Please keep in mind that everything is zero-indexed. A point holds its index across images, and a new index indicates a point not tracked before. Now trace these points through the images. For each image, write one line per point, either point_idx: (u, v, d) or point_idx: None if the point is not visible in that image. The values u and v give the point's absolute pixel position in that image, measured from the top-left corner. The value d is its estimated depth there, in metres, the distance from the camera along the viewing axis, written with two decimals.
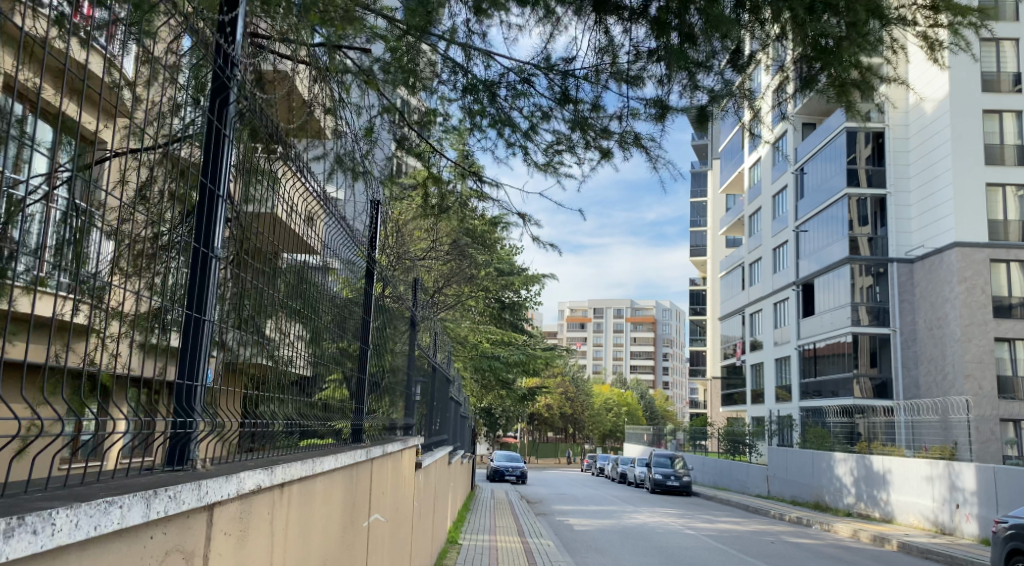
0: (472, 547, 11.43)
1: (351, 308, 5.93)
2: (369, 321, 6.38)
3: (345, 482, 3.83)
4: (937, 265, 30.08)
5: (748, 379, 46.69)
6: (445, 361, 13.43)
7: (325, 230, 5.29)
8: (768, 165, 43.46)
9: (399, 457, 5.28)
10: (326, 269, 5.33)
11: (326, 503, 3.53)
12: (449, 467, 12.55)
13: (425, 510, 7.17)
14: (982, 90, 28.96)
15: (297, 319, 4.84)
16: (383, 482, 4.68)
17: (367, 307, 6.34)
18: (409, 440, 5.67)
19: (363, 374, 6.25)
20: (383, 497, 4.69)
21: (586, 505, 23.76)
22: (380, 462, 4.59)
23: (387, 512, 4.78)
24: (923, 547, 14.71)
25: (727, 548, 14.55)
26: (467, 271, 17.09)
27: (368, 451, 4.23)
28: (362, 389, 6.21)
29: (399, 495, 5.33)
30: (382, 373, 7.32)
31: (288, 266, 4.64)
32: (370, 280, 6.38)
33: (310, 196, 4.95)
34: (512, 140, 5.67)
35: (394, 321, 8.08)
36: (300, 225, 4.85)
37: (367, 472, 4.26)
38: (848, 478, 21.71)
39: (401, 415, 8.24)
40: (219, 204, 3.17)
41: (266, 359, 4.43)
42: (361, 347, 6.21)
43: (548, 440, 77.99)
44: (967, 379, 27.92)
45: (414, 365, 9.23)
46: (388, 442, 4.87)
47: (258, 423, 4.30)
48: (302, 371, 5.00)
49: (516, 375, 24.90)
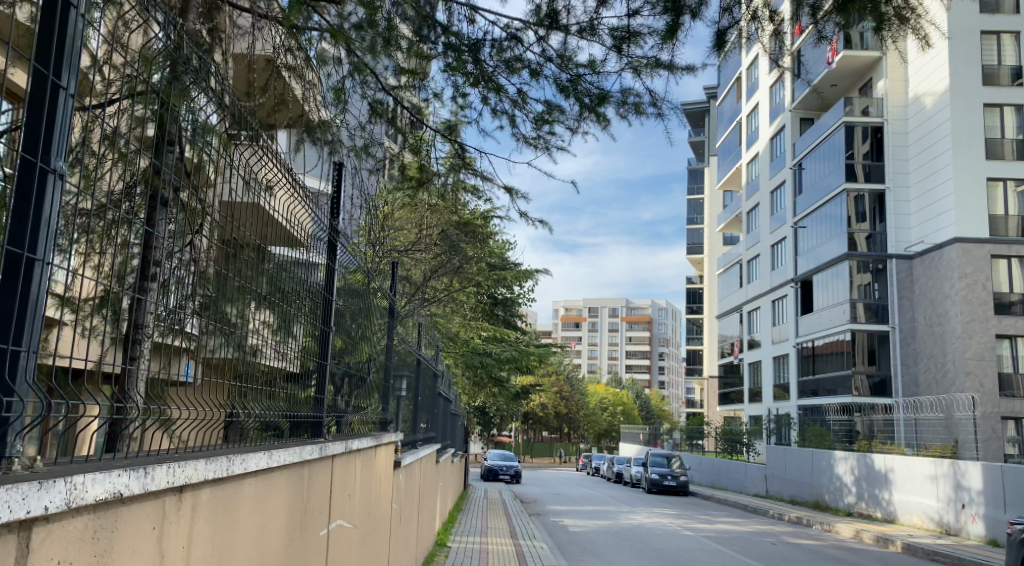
0: (461, 550, 10.97)
1: (316, 286, 5.35)
2: (333, 301, 5.67)
3: (292, 486, 3.33)
4: (937, 261, 29.68)
5: (746, 377, 46.30)
6: (434, 357, 12.95)
7: (286, 201, 4.73)
8: (765, 162, 43.06)
9: (371, 458, 4.79)
10: (290, 247, 4.78)
11: (263, 511, 3.03)
12: (438, 466, 12.04)
13: (408, 514, 6.69)
14: (982, 84, 28.58)
15: (264, 302, 4.40)
16: (348, 485, 4.19)
17: (327, 284, 5.60)
18: (384, 436, 5.19)
19: (326, 359, 5.59)
20: (349, 500, 4.21)
21: (581, 505, 23.24)
22: (344, 461, 4.10)
23: (355, 520, 4.31)
24: (929, 548, 14.28)
25: (726, 550, 14.07)
26: (458, 264, 16.54)
27: (325, 447, 3.74)
28: (325, 376, 5.54)
29: (373, 498, 4.85)
30: (357, 365, 6.80)
31: (247, 244, 4.14)
32: (332, 252, 5.67)
33: (269, 162, 4.46)
34: (498, 108, 5.25)
35: (373, 310, 7.56)
36: (259, 195, 4.33)
37: (325, 470, 3.77)
38: (849, 477, 21.27)
39: (381, 411, 7.72)
40: (64, 101, 2.20)
41: (231, 347, 4.02)
42: (323, 329, 5.53)
43: (543, 439, 77.63)
44: (967, 377, 27.53)
45: (397, 359, 8.73)
46: (355, 437, 4.37)
47: (216, 411, 3.88)
48: (271, 362, 4.59)
49: (510, 373, 24.46)
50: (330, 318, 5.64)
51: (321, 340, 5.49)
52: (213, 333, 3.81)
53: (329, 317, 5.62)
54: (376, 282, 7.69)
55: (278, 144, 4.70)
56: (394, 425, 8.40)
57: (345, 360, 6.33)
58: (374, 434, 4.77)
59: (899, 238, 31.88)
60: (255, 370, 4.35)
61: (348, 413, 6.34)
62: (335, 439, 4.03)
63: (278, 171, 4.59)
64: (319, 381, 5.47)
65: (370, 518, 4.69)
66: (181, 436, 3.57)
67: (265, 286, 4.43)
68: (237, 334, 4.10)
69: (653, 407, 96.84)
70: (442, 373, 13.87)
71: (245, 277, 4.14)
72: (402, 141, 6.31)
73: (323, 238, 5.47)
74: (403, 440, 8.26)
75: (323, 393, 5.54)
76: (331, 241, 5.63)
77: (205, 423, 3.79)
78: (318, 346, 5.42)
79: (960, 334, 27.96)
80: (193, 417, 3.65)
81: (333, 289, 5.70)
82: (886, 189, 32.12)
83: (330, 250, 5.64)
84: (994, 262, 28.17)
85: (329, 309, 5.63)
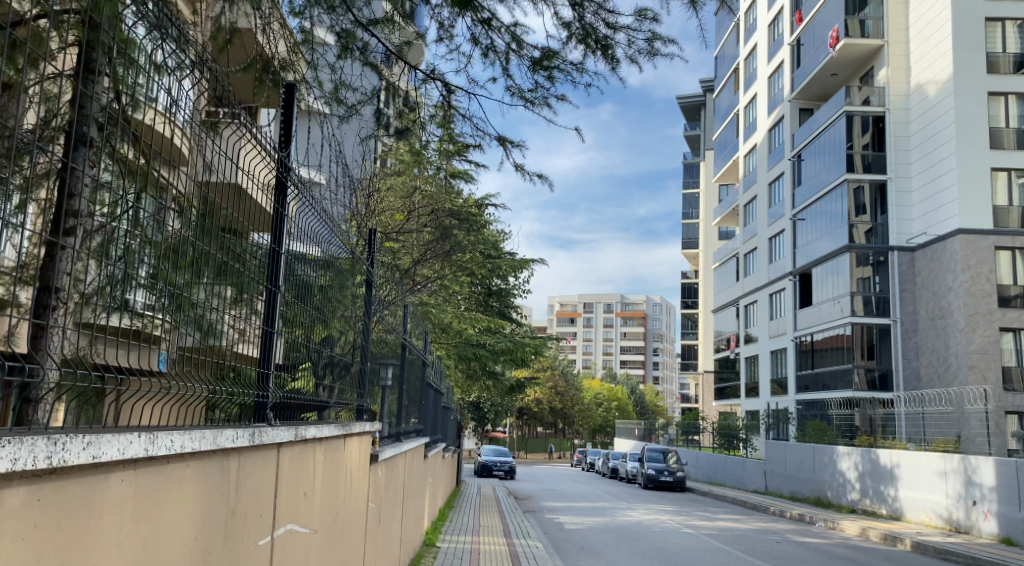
0: (451, 550, 10.36)
1: (265, 238, 4.45)
2: (283, 255, 4.69)
3: (202, 484, 2.63)
4: (939, 252, 29.11)
5: (743, 373, 45.76)
6: (423, 344, 12.32)
7: (231, 140, 3.97)
8: (764, 154, 42.43)
9: (338, 449, 4.15)
10: (241, 198, 4.05)
11: (152, 516, 2.33)
12: (427, 461, 11.38)
13: (389, 514, 6.03)
14: (986, 71, 28.05)
15: (210, 257, 3.66)
16: (301, 479, 3.54)
17: (275, 232, 4.64)
18: (354, 427, 4.54)
19: (274, 326, 4.62)
20: (304, 502, 3.55)
21: (576, 502, 22.57)
22: (293, 455, 3.43)
23: (313, 519, 3.68)
24: (941, 547, 13.67)
25: (728, 549, 13.39)
26: (450, 250, 15.82)
27: (262, 433, 3.06)
28: (273, 345, 4.58)
29: (343, 496, 4.21)
30: (330, 350, 6.12)
31: (187, 190, 3.41)
32: (282, 194, 4.74)
33: (209, 94, 3.69)
34: (495, 56, 4.72)
35: (348, 286, 6.79)
36: (201, 130, 3.60)
37: (264, 464, 3.11)
38: (853, 472, 20.66)
39: (358, 398, 7.01)
40: None
41: (172, 316, 3.34)
42: (271, 289, 4.52)
43: (538, 434, 76.76)
44: (971, 370, 27.02)
45: (377, 343, 7.99)
46: (311, 426, 3.71)
47: (161, 387, 3.25)
48: (226, 338, 3.92)
49: (504, 365, 23.76)
50: (278, 275, 4.60)
51: (271, 298, 4.51)
52: (139, 292, 3.10)
53: (279, 273, 4.60)
54: (352, 253, 6.96)
55: (221, 74, 3.91)
56: (373, 413, 7.68)
57: (316, 341, 5.66)
58: (341, 422, 4.12)
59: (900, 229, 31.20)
60: (211, 347, 3.75)
61: (320, 397, 5.70)
62: (284, 426, 3.38)
63: (223, 106, 3.84)
64: (263, 350, 4.46)
65: (336, 518, 4.05)
66: (118, 413, 3.00)
67: (211, 240, 3.67)
68: (184, 290, 3.41)
69: (648, 402, 96.17)
70: (432, 362, 13.15)
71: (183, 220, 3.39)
72: (377, 82, 5.92)
73: (273, 190, 4.64)
74: (384, 431, 7.55)
75: (269, 365, 4.56)
76: (278, 182, 4.71)
77: (146, 404, 3.16)
78: (264, 313, 4.44)
79: (962, 328, 27.42)
80: (158, 398, 3.23)
81: (283, 241, 4.72)
82: (887, 180, 31.49)
83: (278, 193, 4.74)
84: (998, 253, 27.58)
85: (277, 266, 4.63)
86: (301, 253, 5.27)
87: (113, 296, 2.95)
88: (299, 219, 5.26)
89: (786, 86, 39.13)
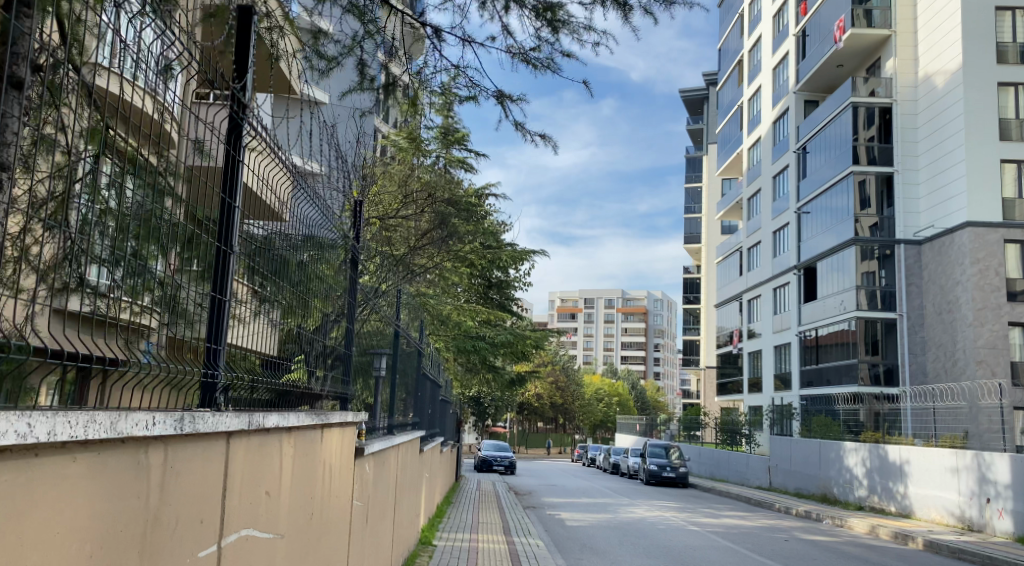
0: (448, 549, 9.94)
1: (215, 190, 3.62)
2: (238, 211, 3.84)
3: (99, 484, 2.08)
4: (947, 246, 28.62)
5: (746, 368, 45.30)
6: (418, 334, 11.85)
7: (186, 85, 3.32)
8: (768, 146, 41.84)
9: (310, 440, 3.72)
10: (201, 157, 3.46)
11: (19, 529, 1.75)
12: (422, 456, 10.99)
13: (377, 510, 5.65)
14: (996, 62, 27.53)
15: (167, 218, 3.13)
16: (260, 476, 3.08)
17: (225, 183, 3.78)
18: (332, 417, 4.08)
19: (226, 295, 3.75)
20: (260, 507, 3.08)
21: (577, 497, 22.11)
22: (247, 447, 2.97)
23: (278, 521, 3.26)
24: (955, 546, 13.21)
25: (735, 547, 12.93)
26: (446, 239, 15.24)
27: (197, 418, 2.55)
28: (222, 316, 3.71)
29: (317, 493, 3.79)
30: (317, 339, 5.66)
31: (141, 150, 2.90)
32: (235, 139, 3.89)
33: (164, 29, 3.10)
34: (493, 7, 4.28)
35: (334, 264, 6.18)
36: (151, 68, 3.01)
37: (202, 458, 2.62)
38: (860, 469, 20.21)
39: (343, 384, 6.42)
40: None
41: (121, 292, 2.86)
42: (220, 248, 3.70)
43: (539, 430, 76.36)
44: (979, 366, 26.57)
45: (367, 328, 7.47)
46: (273, 416, 3.24)
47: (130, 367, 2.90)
48: (179, 317, 3.34)
49: (504, 358, 23.35)
50: (232, 234, 3.77)
51: (220, 258, 3.70)
52: (87, 263, 2.66)
53: (232, 231, 3.77)
54: (338, 235, 6.35)
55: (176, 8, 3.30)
56: (361, 405, 7.18)
57: (301, 324, 5.21)
58: (312, 409, 3.69)
59: (907, 222, 30.72)
60: (179, 327, 3.35)
61: (301, 384, 5.16)
62: (238, 414, 2.90)
63: (174, 44, 3.18)
64: (211, 321, 3.64)
65: (308, 519, 3.63)
66: (106, 396, 2.82)
67: (170, 204, 3.15)
68: (140, 258, 2.96)
69: (649, 398, 95.73)
70: (429, 354, 12.64)
71: (129, 177, 2.86)
72: (358, 27, 5.60)
73: (229, 138, 3.86)
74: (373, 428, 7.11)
75: (222, 337, 3.74)
76: (232, 125, 3.87)
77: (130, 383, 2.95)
78: (213, 277, 3.65)
79: (971, 322, 26.96)
80: (136, 383, 2.98)
81: (237, 193, 3.85)
82: (894, 172, 30.97)
83: (231, 134, 3.90)
84: (1007, 246, 27.10)
85: (230, 224, 3.77)
86: (267, 223, 4.45)
87: (72, 274, 2.59)
88: (268, 182, 4.47)
89: (791, 78, 38.62)
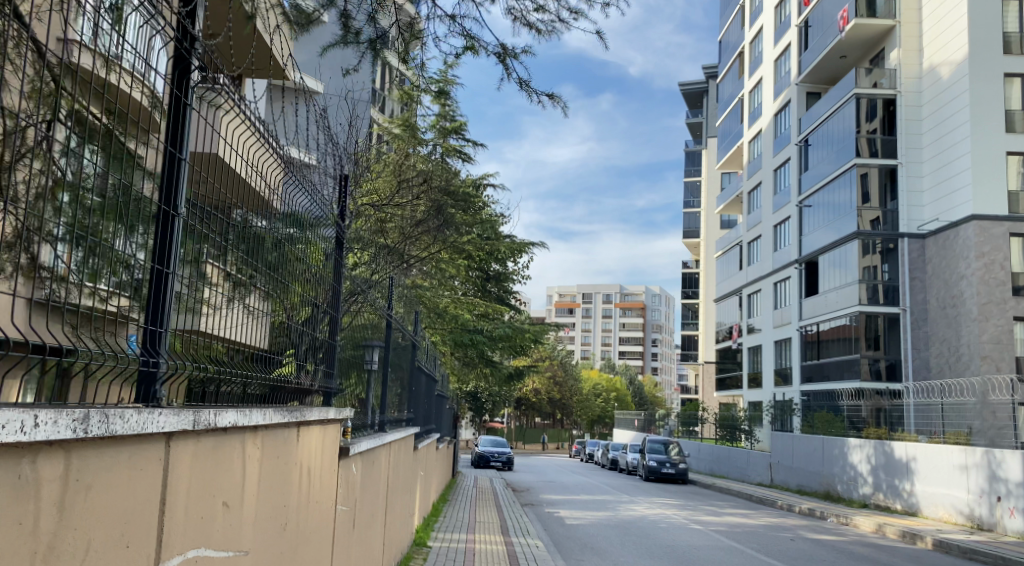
0: (443, 551, 9.54)
1: (159, 140, 3.03)
2: (188, 164, 3.23)
3: None
4: (952, 239, 28.24)
5: (745, 363, 44.95)
6: (413, 326, 11.39)
7: (141, 29, 2.85)
8: (769, 139, 41.38)
9: (281, 441, 3.31)
10: (148, 110, 2.93)
11: None
12: (417, 452, 10.57)
13: (367, 515, 5.33)
14: (1003, 52, 27.14)
15: (116, 187, 2.72)
16: (212, 485, 2.66)
17: (173, 134, 3.17)
18: (308, 416, 3.65)
19: (169, 267, 3.12)
20: (208, 522, 2.63)
21: (576, 494, 21.71)
22: (190, 454, 2.53)
23: (239, 537, 2.86)
24: (966, 546, 12.83)
25: (739, 547, 12.54)
26: (443, 228, 14.71)
27: (111, 416, 2.09)
28: (163, 294, 3.08)
29: (292, 499, 3.41)
30: (306, 331, 5.25)
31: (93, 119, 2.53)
32: (182, 80, 3.27)
33: None
34: None
35: (323, 250, 5.69)
36: (88, 6, 2.56)
37: (120, 470, 2.15)
38: (865, 465, 19.85)
39: (327, 371, 5.86)
40: None
41: (67, 270, 2.47)
42: (162, 209, 3.06)
43: (536, 426, 75.90)
44: (984, 361, 26.23)
45: (356, 317, 6.96)
46: (224, 414, 2.74)
47: (112, 357, 2.77)
48: (129, 292, 2.86)
49: (502, 352, 22.91)
50: (179, 196, 3.15)
51: (164, 221, 3.07)
52: (41, 242, 2.36)
53: (179, 191, 3.15)
54: (329, 215, 5.85)
55: None
56: (352, 400, 6.79)
57: (285, 311, 4.75)
58: (282, 407, 3.27)
59: (911, 216, 30.26)
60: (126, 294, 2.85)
61: (290, 379, 4.79)
62: (174, 413, 2.41)
63: None
64: (151, 302, 3.03)
65: (280, 530, 3.24)
66: (83, 393, 2.61)
67: (120, 170, 2.75)
68: (92, 236, 2.59)
69: (648, 394, 95.35)
70: (424, 346, 12.19)
71: (82, 144, 2.52)
72: None
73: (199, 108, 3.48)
74: (362, 425, 6.68)
75: (165, 318, 3.11)
76: (178, 60, 3.23)
77: (108, 375, 2.78)
78: (158, 242, 3.05)
79: (976, 317, 26.63)
80: (112, 372, 2.79)
81: (186, 146, 3.24)
82: (898, 165, 30.52)
83: (175, 72, 3.24)
84: (1013, 240, 26.73)
85: (174, 182, 3.12)
86: (244, 201, 3.95)
87: (27, 253, 2.31)
88: (249, 160, 4.04)
89: (793, 69, 38.20)
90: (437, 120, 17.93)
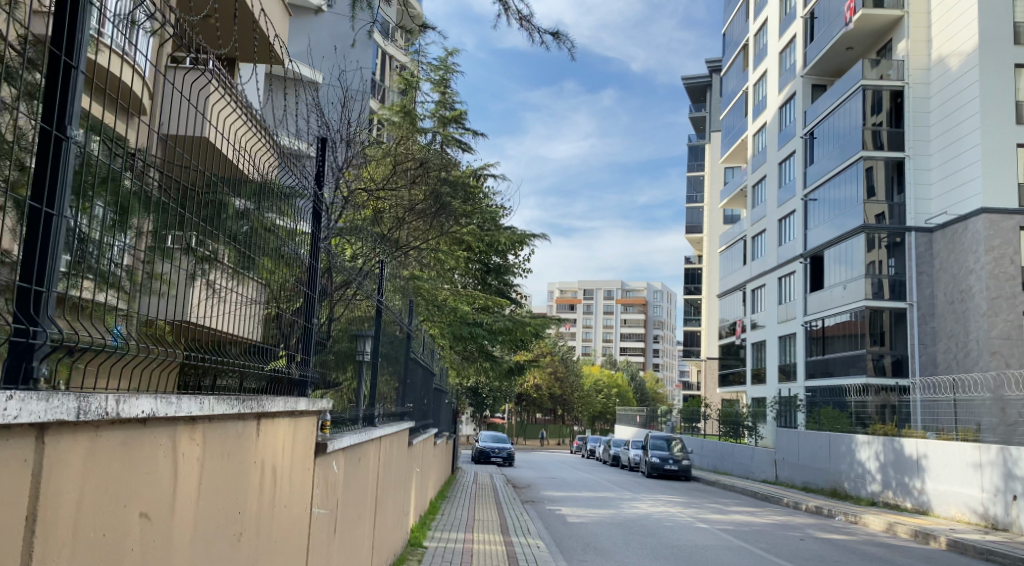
0: (439, 551, 9.15)
1: (32, 26, 2.22)
2: (84, 78, 2.41)
3: None
4: (961, 234, 27.79)
5: (748, 358, 44.55)
6: (409, 317, 10.92)
7: None
8: (774, 133, 40.86)
9: (222, 435, 2.90)
10: None
11: None
12: (413, 448, 10.14)
13: (353, 519, 5.00)
14: (1014, 43, 26.65)
15: None
16: (120, 491, 2.20)
17: (60, 28, 2.34)
18: (272, 404, 3.38)
19: (50, 207, 2.25)
20: (124, 527, 2.21)
21: (578, 491, 21.30)
22: (83, 459, 2.03)
23: (168, 549, 2.47)
24: (982, 547, 12.38)
25: (746, 547, 12.12)
26: (439, 216, 14.37)
27: None
28: (47, 236, 2.25)
29: (241, 500, 3.06)
30: (292, 323, 4.87)
31: None
32: None
33: None
34: None
35: (313, 244, 5.34)
36: None
37: None
38: (873, 463, 19.41)
39: (302, 349, 5.05)
40: None
41: None
42: (46, 130, 2.25)
43: (537, 421, 75.65)
44: (993, 356, 25.86)
45: (347, 305, 6.46)
46: (134, 403, 2.24)
47: (18, 322, 2.18)
48: (39, 242, 2.24)
49: (502, 345, 22.42)
50: (74, 111, 2.34)
51: (53, 145, 2.27)
52: None
53: (73, 109, 2.34)
54: (307, 185, 5.19)
55: None
56: (346, 397, 6.34)
57: (270, 307, 4.47)
58: (227, 397, 2.89)
59: (919, 209, 29.83)
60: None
61: (283, 373, 4.60)
62: (27, 396, 1.78)
63: None
64: (29, 251, 2.22)
65: (234, 541, 2.99)
66: None
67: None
68: None
69: (649, 390, 94.90)
70: (420, 336, 11.72)
71: None
72: None
73: (186, 92, 3.43)
74: (352, 424, 6.20)
75: (51, 275, 2.29)
76: None
77: (18, 353, 2.19)
78: (32, 169, 2.22)
79: (985, 312, 26.22)
80: (24, 350, 2.20)
81: (85, 55, 2.42)
82: (905, 157, 30.02)
83: None
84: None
85: (67, 85, 2.32)
86: (215, 169, 3.52)
87: None
88: (236, 144, 3.93)
89: (798, 62, 37.65)
90: (436, 109, 17.62)
